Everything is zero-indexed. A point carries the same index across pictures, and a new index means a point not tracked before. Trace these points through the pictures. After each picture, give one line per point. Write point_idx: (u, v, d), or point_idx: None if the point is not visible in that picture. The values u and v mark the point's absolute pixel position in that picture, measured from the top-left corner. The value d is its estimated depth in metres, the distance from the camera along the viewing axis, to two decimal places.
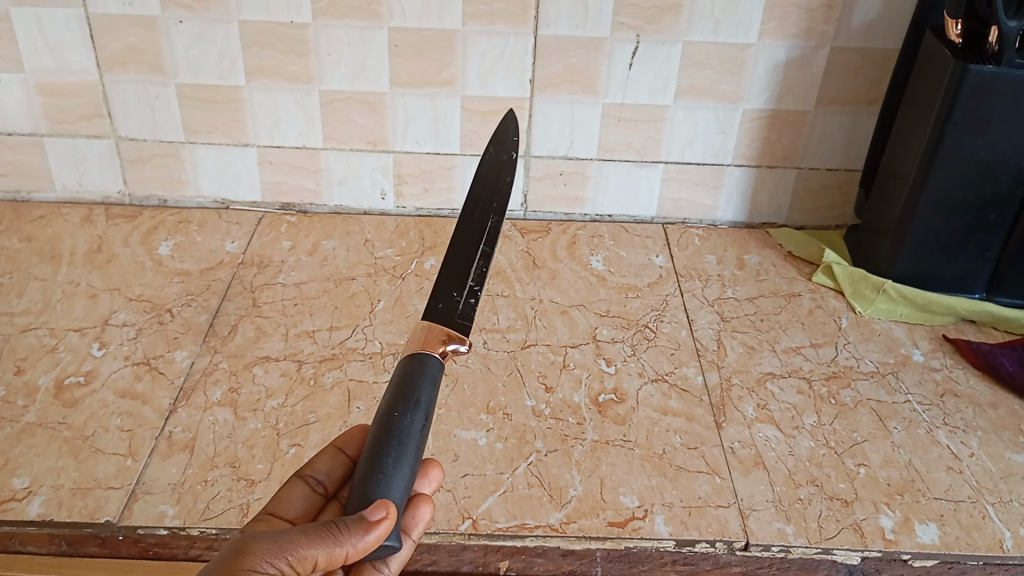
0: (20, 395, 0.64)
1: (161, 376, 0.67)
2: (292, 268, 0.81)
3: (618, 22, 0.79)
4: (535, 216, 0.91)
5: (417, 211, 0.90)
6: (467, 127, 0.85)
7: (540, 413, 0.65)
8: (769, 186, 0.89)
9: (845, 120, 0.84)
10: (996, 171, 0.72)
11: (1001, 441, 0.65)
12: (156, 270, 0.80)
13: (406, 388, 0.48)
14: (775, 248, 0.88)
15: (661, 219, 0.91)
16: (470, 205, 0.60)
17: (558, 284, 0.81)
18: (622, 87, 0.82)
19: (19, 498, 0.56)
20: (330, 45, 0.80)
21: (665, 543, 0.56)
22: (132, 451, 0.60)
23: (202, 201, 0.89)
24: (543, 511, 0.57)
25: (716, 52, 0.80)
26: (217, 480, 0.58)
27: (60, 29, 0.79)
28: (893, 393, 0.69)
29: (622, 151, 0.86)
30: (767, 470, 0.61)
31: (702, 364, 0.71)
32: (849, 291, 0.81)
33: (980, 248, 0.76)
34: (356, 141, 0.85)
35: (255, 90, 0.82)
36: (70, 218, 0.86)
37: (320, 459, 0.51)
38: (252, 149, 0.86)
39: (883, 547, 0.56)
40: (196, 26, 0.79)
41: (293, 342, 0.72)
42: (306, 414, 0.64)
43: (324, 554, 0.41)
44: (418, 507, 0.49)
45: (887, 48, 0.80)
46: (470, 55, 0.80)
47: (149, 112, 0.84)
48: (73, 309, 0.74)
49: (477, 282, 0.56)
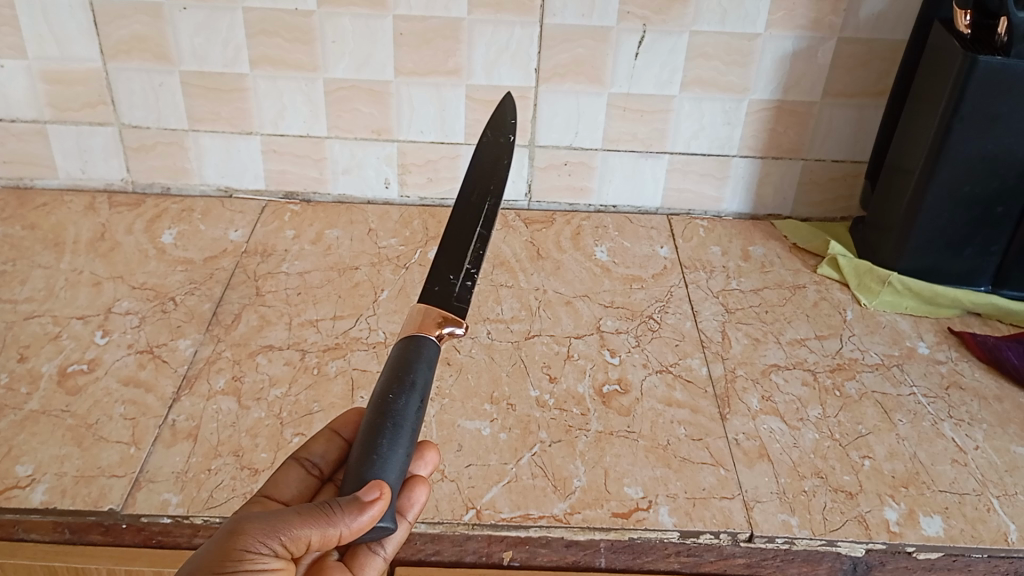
0: (24, 383, 0.64)
1: (165, 364, 0.67)
2: (296, 257, 0.81)
3: (625, 12, 0.78)
4: (539, 207, 0.90)
5: (421, 201, 0.90)
6: (471, 117, 0.84)
7: (544, 403, 0.65)
8: (774, 179, 0.88)
9: (852, 113, 0.84)
10: (1002, 164, 0.71)
11: (1005, 434, 0.64)
12: (159, 259, 0.80)
13: (402, 371, 0.48)
14: (780, 241, 0.88)
15: (666, 210, 0.91)
16: (468, 189, 0.59)
17: (563, 275, 0.81)
18: (627, 78, 0.82)
19: (22, 486, 0.56)
20: (336, 34, 0.79)
21: (669, 534, 0.56)
22: (136, 439, 0.60)
23: (205, 189, 0.89)
24: (547, 502, 0.57)
25: (723, 43, 0.80)
26: (220, 469, 0.58)
27: (63, 16, 0.78)
28: (898, 385, 0.69)
29: (626, 142, 0.86)
30: (772, 461, 0.61)
31: (706, 355, 0.71)
32: (854, 284, 0.80)
33: (984, 242, 0.76)
34: (361, 130, 0.85)
35: (259, 78, 0.82)
36: (73, 206, 0.86)
37: (316, 443, 0.52)
38: (256, 138, 0.86)
39: (887, 540, 0.56)
40: (201, 14, 0.78)
41: (297, 332, 0.71)
42: (310, 403, 0.64)
43: (318, 535, 0.41)
44: (413, 489, 0.49)
45: (894, 40, 0.80)
46: (475, 44, 0.80)
47: (154, 102, 0.83)
48: (76, 297, 0.74)
49: (474, 264, 0.56)
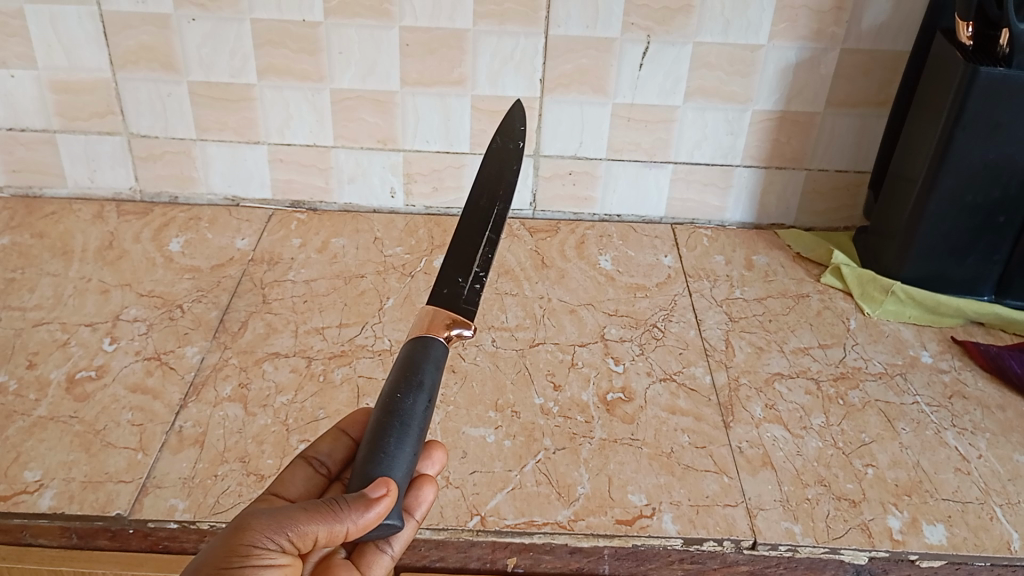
0: (32, 389, 0.65)
1: (172, 371, 0.68)
2: (302, 265, 0.82)
3: (628, 23, 0.79)
4: (543, 215, 0.91)
5: (426, 210, 0.91)
6: (477, 127, 0.85)
7: (548, 411, 0.65)
8: (778, 188, 0.89)
9: (856, 122, 0.84)
10: (1006, 173, 0.72)
11: (1009, 443, 0.65)
12: (166, 267, 0.80)
13: (410, 370, 0.49)
14: (784, 250, 0.88)
15: (669, 219, 0.91)
16: (476, 193, 0.60)
17: (567, 283, 0.81)
18: (631, 87, 0.82)
19: (30, 491, 0.57)
20: (342, 44, 0.80)
21: (672, 541, 0.56)
22: (143, 445, 0.61)
23: (212, 198, 0.90)
24: (551, 508, 0.57)
25: (726, 53, 0.80)
26: (227, 475, 0.59)
27: (73, 26, 0.79)
28: (901, 394, 0.69)
29: (630, 151, 0.86)
30: (775, 469, 0.61)
31: (709, 364, 0.72)
32: (857, 292, 0.81)
33: (988, 251, 0.76)
34: (366, 140, 0.86)
35: (266, 88, 0.83)
36: (82, 215, 0.87)
37: (323, 441, 0.52)
38: (263, 147, 0.86)
39: (890, 547, 0.56)
40: (208, 25, 0.79)
41: (303, 339, 0.72)
42: (315, 410, 0.65)
43: (324, 531, 0.41)
44: (420, 488, 0.50)
45: (896, 50, 0.80)
46: (480, 54, 0.81)
47: (162, 111, 0.84)
48: (84, 305, 0.75)
49: (483, 267, 0.56)
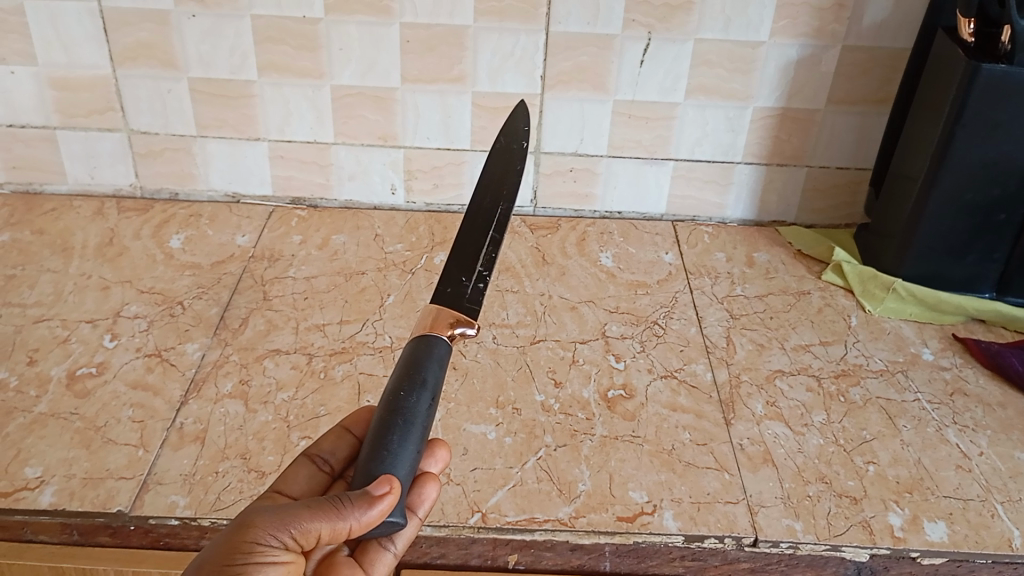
0: (32, 386, 0.65)
1: (172, 368, 0.68)
2: (302, 262, 0.82)
3: (629, 20, 0.79)
4: (544, 212, 0.91)
5: (427, 207, 0.91)
6: (477, 124, 0.85)
7: (549, 408, 0.65)
8: (779, 185, 0.89)
9: (857, 120, 0.84)
10: (1006, 171, 0.72)
11: (1009, 440, 0.65)
12: (167, 263, 0.80)
13: (413, 369, 0.48)
14: (784, 247, 0.88)
15: (670, 217, 0.91)
16: (479, 193, 0.60)
17: (567, 280, 0.81)
18: (632, 84, 0.82)
19: (31, 487, 0.57)
20: (342, 41, 0.80)
21: (673, 538, 0.56)
22: (144, 442, 0.61)
23: (212, 195, 0.90)
24: (552, 506, 0.57)
25: (726, 51, 0.80)
26: (227, 472, 0.59)
27: (72, 23, 0.79)
28: (902, 391, 0.69)
29: (631, 148, 0.86)
30: (776, 467, 0.61)
31: (710, 361, 0.72)
32: (858, 290, 0.81)
33: (989, 249, 0.76)
34: (367, 137, 0.86)
35: (266, 85, 0.83)
36: (82, 212, 0.87)
37: (326, 439, 0.52)
38: (263, 144, 0.86)
39: (891, 545, 0.56)
40: (208, 21, 0.79)
41: (304, 336, 0.72)
42: (316, 407, 0.65)
43: (327, 528, 0.41)
44: (424, 485, 0.49)
45: (897, 48, 0.80)
46: (481, 51, 0.81)
47: (161, 107, 0.84)
48: (84, 301, 0.75)
49: (486, 267, 0.56)
